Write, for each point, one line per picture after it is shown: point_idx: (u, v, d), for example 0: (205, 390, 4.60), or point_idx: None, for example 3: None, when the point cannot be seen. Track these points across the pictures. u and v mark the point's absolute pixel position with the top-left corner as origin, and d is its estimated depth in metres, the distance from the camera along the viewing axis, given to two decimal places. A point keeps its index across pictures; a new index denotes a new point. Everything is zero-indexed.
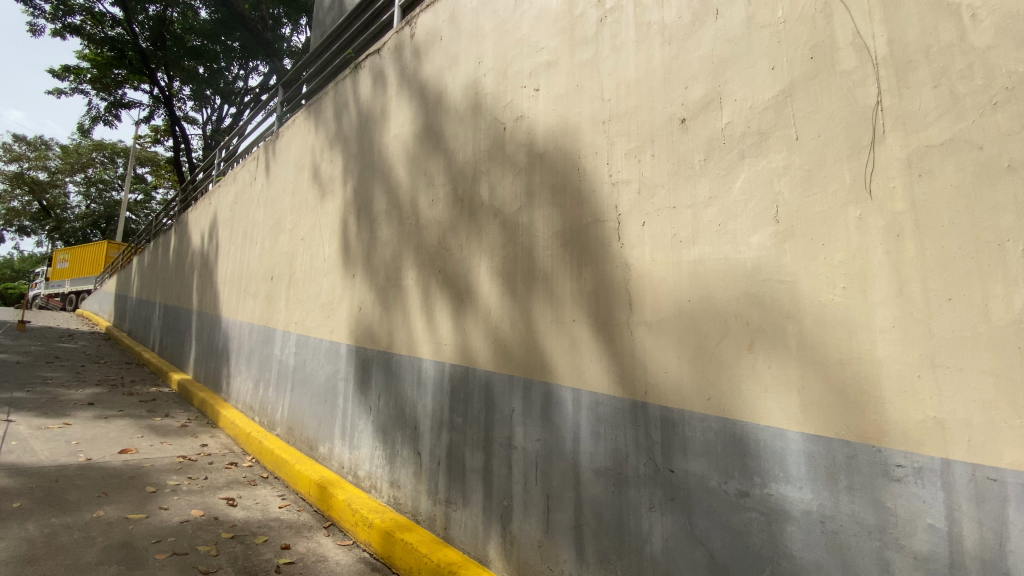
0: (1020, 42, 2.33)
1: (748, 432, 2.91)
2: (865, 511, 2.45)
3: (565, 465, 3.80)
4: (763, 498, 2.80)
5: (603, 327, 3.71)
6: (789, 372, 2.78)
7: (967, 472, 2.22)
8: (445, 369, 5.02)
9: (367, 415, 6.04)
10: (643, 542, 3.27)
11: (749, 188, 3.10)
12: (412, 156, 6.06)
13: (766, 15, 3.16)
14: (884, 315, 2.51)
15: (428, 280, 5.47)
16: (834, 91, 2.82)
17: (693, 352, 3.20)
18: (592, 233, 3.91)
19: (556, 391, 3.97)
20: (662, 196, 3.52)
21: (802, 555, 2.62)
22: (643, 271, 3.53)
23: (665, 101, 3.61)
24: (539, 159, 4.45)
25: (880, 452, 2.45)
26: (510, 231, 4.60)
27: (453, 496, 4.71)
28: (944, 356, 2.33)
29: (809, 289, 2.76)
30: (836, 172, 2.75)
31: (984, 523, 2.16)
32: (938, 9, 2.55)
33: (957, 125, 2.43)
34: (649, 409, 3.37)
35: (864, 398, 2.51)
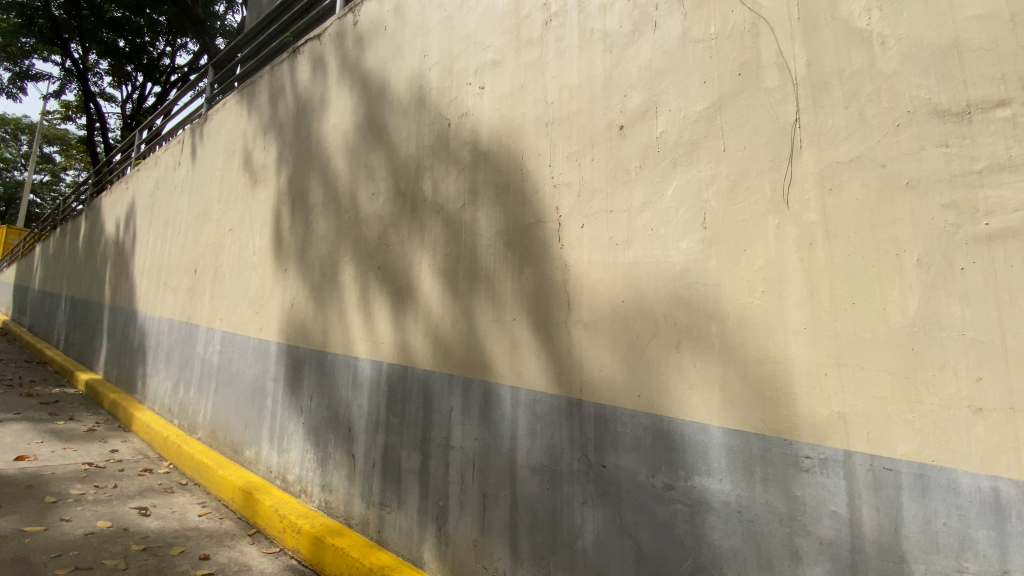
0: (921, 70, 2.56)
1: (674, 428, 3.04)
2: (777, 500, 2.64)
3: (502, 464, 3.82)
4: (687, 491, 2.94)
5: (542, 326, 3.76)
6: (712, 370, 2.94)
7: (866, 462, 2.44)
8: (382, 368, 4.90)
9: (298, 416, 5.79)
10: (575, 537, 3.35)
11: (679, 195, 3.24)
12: (352, 148, 5.86)
13: (700, 30, 3.31)
14: (797, 317, 2.71)
15: (366, 276, 5.31)
16: (758, 107, 3.01)
17: (627, 351, 3.31)
18: (533, 234, 3.95)
19: (494, 390, 3.98)
20: (601, 200, 3.61)
21: (721, 543, 2.78)
22: (581, 271, 3.61)
23: (606, 107, 3.70)
24: (482, 158, 4.44)
25: (791, 444, 2.64)
26: (452, 229, 4.56)
27: (387, 498, 4.61)
28: (848, 356, 2.55)
29: (731, 292, 2.94)
30: (758, 183, 2.94)
31: (880, 510, 2.37)
32: (851, 36, 2.77)
33: (864, 144, 2.66)
34: (583, 406, 3.45)
35: (778, 395, 2.70)
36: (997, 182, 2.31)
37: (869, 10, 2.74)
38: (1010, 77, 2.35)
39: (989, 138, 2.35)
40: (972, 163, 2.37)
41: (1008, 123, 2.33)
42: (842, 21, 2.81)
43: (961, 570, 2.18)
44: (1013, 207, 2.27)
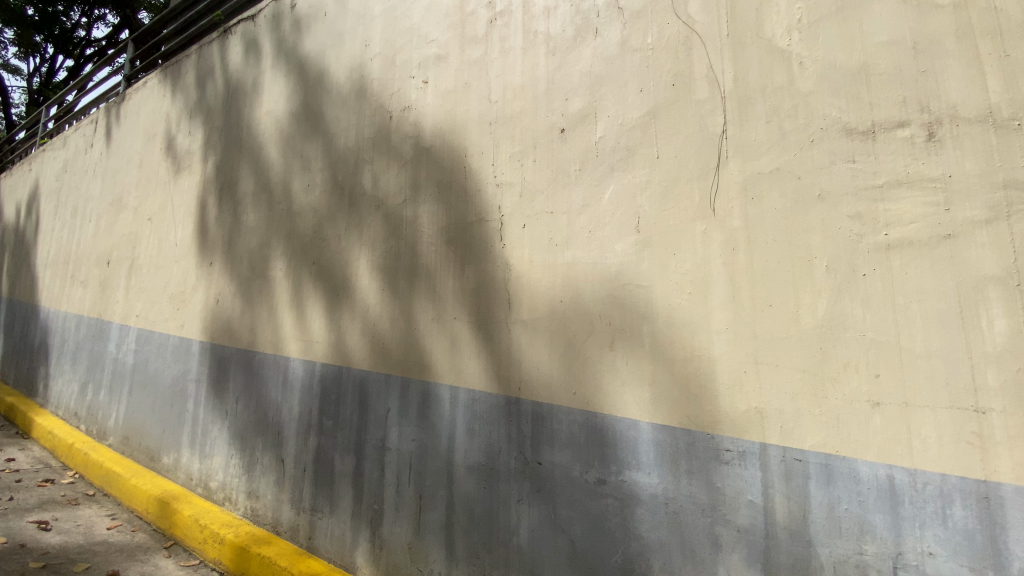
0: (833, 90, 2.77)
1: (607, 424, 3.13)
2: (700, 491, 2.78)
3: (439, 465, 3.78)
4: (618, 485, 3.04)
5: (482, 325, 3.75)
6: (643, 368, 3.06)
7: (779, 454, 2.62)
8: (315, 368, 4.72)
9: (222, 420, 5.46)
10: (511, 534, 3.38)
11: (616, 199, 3.34)
12: (287, 137, 5.59)
13: (639, 40, 3.43)
14: (720, 317, 2.87)
15: (299, 272, 5.09)
16: (690, 117, 3.15)
17: (564, 349, 3.37)
18: (474, 232, 3.94)
19: (433, 390, 3.93)
20: (542, 200, 3.65)
21: (649, 535, 2.90)
22: (522, 271, 3.64)
23: (548, 109, 3.74)
24: (424, 154, 4.37)
25: (713, 438, 2.79)
26: (392, 225, 4.45)
27: (319, 503, 4.44)
28: (765, 354, 2.73)
29: (662, 294, 3.06)
30: (688, 190, 3.08)
31: (791, 498, 2.56)
32: (774, 55, 2.96)
33: (782, 157, 2.85)
34: (521, 404, 3.48)
35: (703, 391, 2.85)
36: (896, 196, 2.55)
37: (790, 32, 2.94)
38: (909, 101, 2.58)
39: (890, 155, 2.59)
40: (875, 178, 2.60)
41: (906, 142, 2.56)
42: (766, 41, 3.00)
43: (860, 551, 2.39)
44: (908, 219, 2.50)
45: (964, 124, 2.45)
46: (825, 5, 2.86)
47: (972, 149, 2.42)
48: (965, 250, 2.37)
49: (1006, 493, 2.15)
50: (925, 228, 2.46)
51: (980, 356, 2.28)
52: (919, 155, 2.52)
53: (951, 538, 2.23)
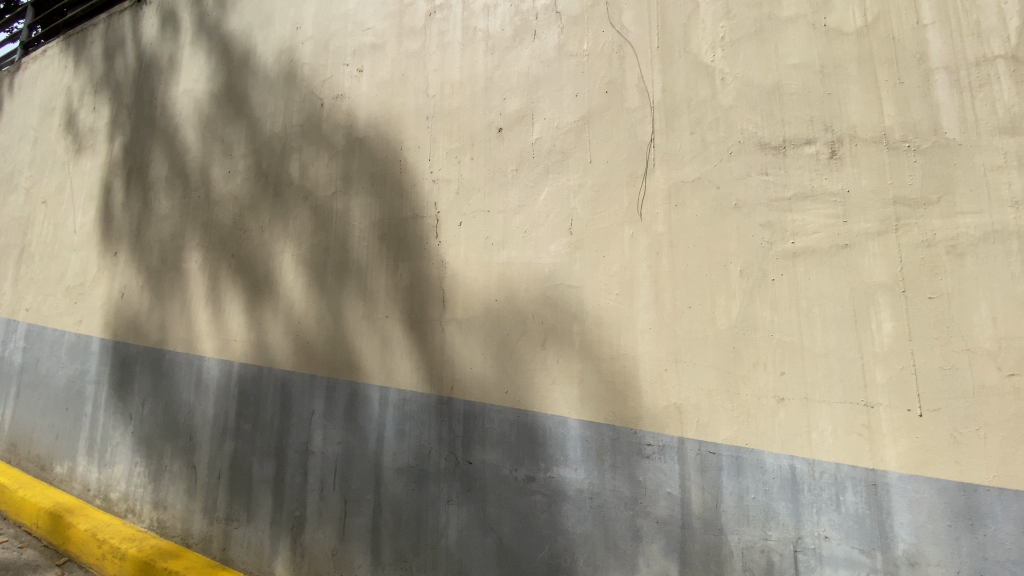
0: (749, 107, 2.96)
1: (537, 422, 3.18)
2: (623, 485, 2.89)
3: (367, 468, 3.68)
4: (546, 481, 3.09)
5: (414, 324, 3.69)
6: (572, 366, 3.13)
7: (695, 447, 2.77)
8: (233, 368, 4.44)
9: (126, 425, 5.02)
10: (439, 536, 3.35)
11: (551, 201, 3.38)
12: (206, 120, 5.21)
13: (575, 45, 3.49)
14: (645, 318, 2.99)
15: (217, 265, 4.76)
16: (621, 124, 3.26)
17: (496, 348, 3.38)
18: (409, 229, 3.86)
19: (361, 390, 3.81)
20: (478, 199, 3.64)
21: (574, 529, 2.98)
22: (456, 269, 3.61)
23: (485, 107, 3.73)
24: (357, 146, 4.22)
25: (637, 433, 2.91)
26: (321, 218, 4.27)
27: (235, 512, 4.19)
28: (685, 353, 2.87)
29: (592, 295, 3.15)
30: (617, 195, 3.19)
31: (705, 488, 2.72)
32: (699, 69, 3.12)
33: (704, 167, 3.01)
34: (453, 404, 3.45)
35: (628, 388, 2.96)
36: (803, 208, 2.76)
37: (714, 48, 3.10)
38: (816, 120, 2.81)
39: (799, 170, 2.80)
40: (785, 190, 2.81)
41: (812, 159, 2.78)
42: (692, 55, 3.15)
43: (764, 537, 2.58)
44: (812, 229, 2.72)
45: (861, 143, 2.70)
46: (746, 25, 3.04)
47: (867, 167, 2.67)
48: (859, 259, 2.61)
49: (889, 479, 2.41)
50: (827, 238, 2.68)
51: (870, 355, 2.53)
52: (823, 170, 2.75)
53: (842, 522, 2.45)
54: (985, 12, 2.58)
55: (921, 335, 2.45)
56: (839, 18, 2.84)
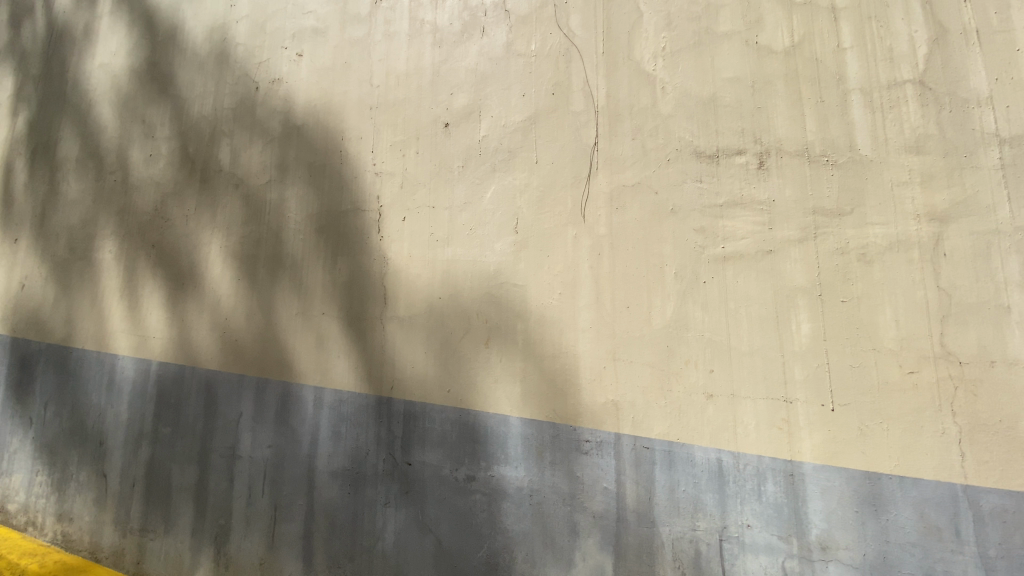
0: (687, 116, 3.08)
1: (479, 421, 3.17)
2: (562, 482, 2.94)
3: (299, 471, 3.53)
4: (486, 480, 3.09)
5: (353, 321, 3.57)
6: (515, 364, 3.14)
7: (631, 443, 2.86)
8: (152, 367, 4.12)
9: (26, 430, 4.55)
10: (375, 539, 3.27)
11: (496, 199, 3.38)
12: (125, 98, 4.80)
13: (523, 44, 3.50)
14: (585, 317, 3.06)
15: (136, 256, 4.40)
16: (566, 126, 3.30)
17: (438, 347, 3.34)
18: (349, 222, 3.73)
19: (295, 390, 3.65)
20: (422, 194, 3.57)
21: (513, 527, 3.00)
22: (398, 265, 3.53)
23: (432, 101, 3.67)
24: (294, 134, 4.03)
25: (576, 430, 2.96)
26: (253, 209, 4.04)
27: (151, 522, 3.90)
28: (623, 351, 2.96)
29: (535, 294, 3.18)
30: (562, 196, 3.23)
31: (639, 482, 2.81)
32: (641, 77, 3.21)
33: (644, 172, 3.11)
34: (392, 403, 3.38)
35: (568, 386, 3.02)
36: (733, 214, 2.91)
37: (655, 57, 3.20)
38: (747, 132, 2.96)
39: (730, 178, 2.95)
40: (717, 198, 2.95)
41: (742, 168, 2.94)
42: (635, 63, 3.24)
43: (693, 528, 2.70)
44: (741, 235, 2.87)
45: (786, 156, 2.88)
46: (685, 38, 3.16)
47: (791, 179, 2.85)
48: (782, 265, 2.79)
49: (805, 470, 2.59)
50: (754, 244, 2.84)
51: (790, 354, 2.70)
52: (752, 180, 2.91)
53: (763, 511, 2.61)
54: (897, 39, 2.81)
55: (835, 336, 2.65)
56: (769, 37, 3.01)
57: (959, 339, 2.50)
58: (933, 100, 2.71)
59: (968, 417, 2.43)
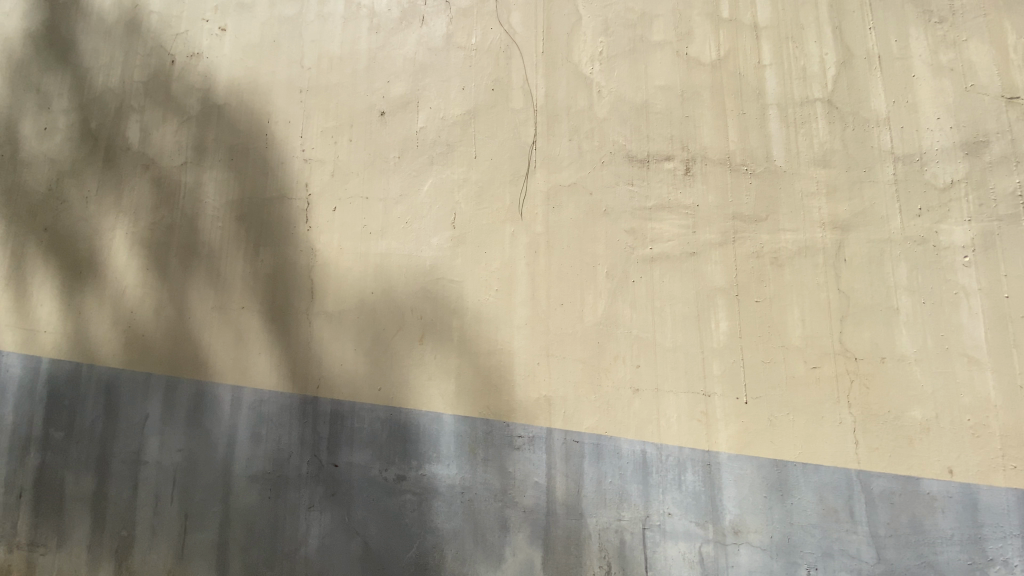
0: (621, 121, 3.18)
1: (410, 419, 3.10)
2: (494, 478, 2.94)
3: (214, 475, 3.30)
4: (417, 480, 3.04)
5: (277, 315, 3.38)
6: (449, 361, 3.11)
7: (562, 438, 2.91)
8: (42, 365, 3.69)
9: None
10: (298, 545, 3.13)
11: (434, 193, 3.32)
12: (10, 62, 4.24)
13: (463, 37, 3.45)
14: (521, 314, 3.07)
15: (23, 240, 3.91)
16: (506, 123, 3.30)
17: (369, 343, 3.24)
18: (274, 211, 3.52)
19: (210, 389, 3.40)
20: (355, 184, 3.44)
21: (444, 526, 2.97)
22: (328, 258, 3.38)
23: (367, 88, 3.53)
24: (214, 114, 3.75)
25: (508, 426, 2.98)
26: (165, 192, 3.72)
27: (40, 536, 3.50)
28: (557, 348, 3.00)
29: (471, 290, 3.15)
30: (500, 193, 3.22)
31: (569, 476, 2.88)
32: (579, 79, 3.26)
33: (580, 173, 3.17)
34: (319, 402, 3.23)
35: (502, 382, 3.03)
36: (661, 217, 3.03)
37: (592, 61, 3.27)
38: (675, 139, 3.10)
39: (659, 183, 3.07)
40: (647, 201, 3.06)
41: (670, 174, 3.07)
42: (574, 65, 3.28)
43: (618, 518, 2.80)
44: (668, 238, 3.00)
45: (710, 164, 3.04)
46: (622, 44, 3.25)
47: (714, 185, 3.01)
48: (704, 266, 2.94)
49: (721, 459, 2.76)
50: (679, 246, 2.98)
51: (710, 351, 2.86)
52: (679, 185, 3.04)
53: (683, 499, 2.76)
54: (810, 60, 3.04)
55: (750, 334, 2.84)
56: (698, 49, 3.16)
57: (856, 337, 2.75)
58: (838, 118, 2.96)
59: (861, 407, 2.69)
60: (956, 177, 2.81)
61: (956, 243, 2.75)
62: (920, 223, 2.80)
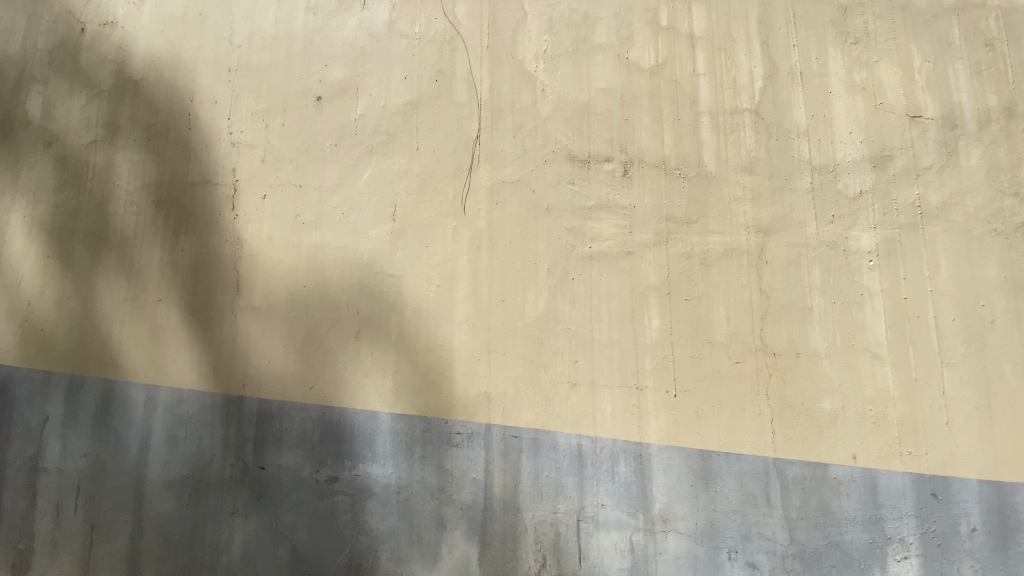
0: (564, 120, 3.21)
1: (344, 418, 2.99)
2: (431, 476, 2.90)
3: (125, 482, 3.03)
4: (350, 480, 2.94)
5: (199, 309, 3.15)
6: (386, 358, 3.02)
7: (500, 434, 2.92)
8: None
9: None
10: (220, 553, 2.94)
11: (373, 183, 3.21)
12: None
13: (407, 25, 3.36)
14: (462, 309, 3.04)
15: None
16: (449, 116, 3.25)
17: (301, 340, 3.09)
18: (196, 197, 3.28)
19: (120, 389, 3.12)
20: (287, 171, 3.26)
21: (379, 527, 2.89)
22: (257, 248, 3.18)
23: (303, 71, 3.36)
24: (129, 90, 3.42)
25: (447, 423, 2.94)
26: (69, 172, 3.35)
27: None
28: (497, 344, 3.00)
29: (410, 285, 3.08)
30: (442, 187, 3.17)
31: (507, 471, 2.89)
32: (523, 76, 3.26)
33: (523, 170, 3.17)
34: (244, 402, 3.05)
35: (441, 378, 2.99)
36: (600, 217, 3.10)
37: (537, 59, 3.28)
38: (615, 141, 3.17)
39: (599, 183, 3.13)
40: (588, 200, 3.12)
41: (609, 175, 3.14)
42: (518, 62, 3.28)
43: (554, 511, 2.84)
44: (606, 237, 3.07)
45: (647, 167, 3.14)
46: (566, 44, 3.28)
47: (651, 187, 3.11)
48: (640, 265, 3.04)
49: (652, 450, 2.86)
50: (617, 245, 3.06)
51: (643, 347, 2.96)
52: (617, 186, 3.12)
53: (616, 490, 2.84)
54: (740, 72, 3.21)
55: (680, 331, 2.97)
56: (638, 54, 3.25)
57: (775, 334, 2.94)
58: (764, 129, 3.15)
59: (779, 400, 2.88)
60: (864, 187, 3.06)
61: (863, 248, 3.00)
62: (832, 229, 3.03)
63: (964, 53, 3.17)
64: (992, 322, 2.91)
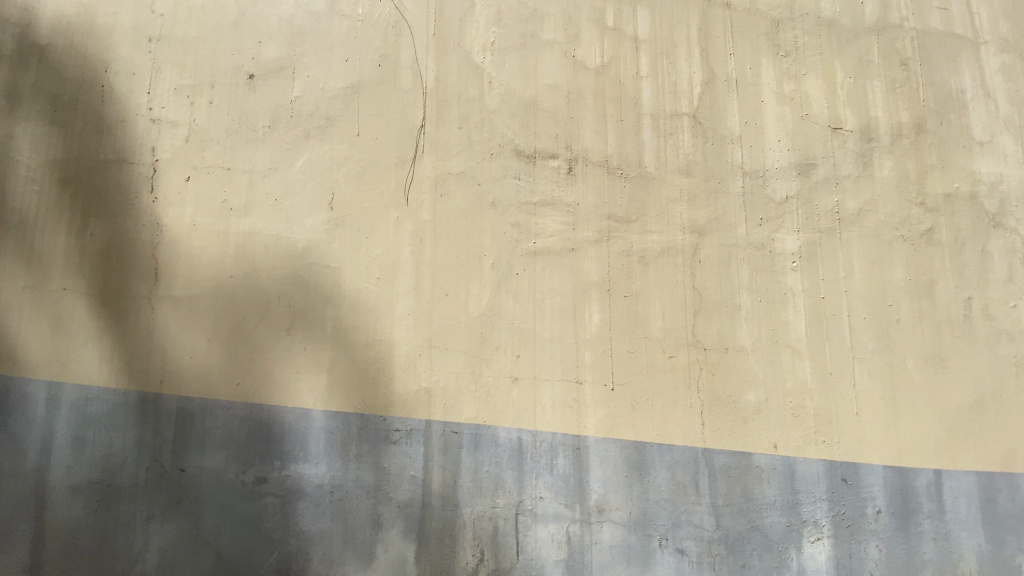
0: (510, 114, 3.19)
1: (273, 417, 2.84)
2: (367, 474, 2.81)
3: (20, 489, 2.72)
4: (280, 481, 2.79)
5: (110, 299, 2.88)
6: (321, 354, 2.89)
7: (440, 430, 2.87)
8: None
9: None
10: (132, 563, 2.71)
11: (309, 169, 3.05)
12: None
13: (349, 5, 3.21)
14: (403, 303, 2.96)
15: None
16: (393, 103, 3.14)
17: (227, 334, 2.89)
18: (108, 177, 2.98)
19: (14, 387, 2.79)
20: (214, 153, 3.04)
21: (310, 528, 2.77)
22: (178, 234, 2.95)
23: (233, 45, 3.13)
24: (28, 53, 3.05)
25: (385, 420, 2.86)
26: None
27: None
28: (439, 339, 2.95)
29: (348, 277, 2.96)
30: (384, 176, 3.06)
31: (446, 467, 2.85)
32: (470, 67, 3.21)
33: (468, 163, 3.12)
34: (162, 400, 2.82)
35: (380, 374, 2.90)
36: (544, 213, 3.11)
37: (484, 50, 3.23)
38: (560, 138, 3.19)
39: (544, 179, 3.14)
40: (533, 195, 3.12)
41: (554, 171, 3.15)
42: (465, 52, 3.22)
43: (493, 506, 2.84)
44: (550, 232, 3.09)
45: (591, 165, 3.18)
46: (514, 37, 3.26)
47: (594, 185, 3.16)
48: (582, 262, 3.08)
49: (590, 443, 2.92)
50: (560, 241, 3.09)
51: (584, 342, 3.01)
52: (562, 183, 3.14)
53: (555, 483, 2.88)
54: (681, 76, 3.32)
55: (619, 326, 3.03)
56: (585, 52, 3.28)
57: (708, 330, 3.08)
58: (701, 133, 3.27)
59: (709, 394, 3.02)
60: (790, 193, 3.26)
61: (787, 250, 3.20)
62: (761, 231, 3.21)
63: (881, 71, 3.43)
64: (898, 321, 3.18)
